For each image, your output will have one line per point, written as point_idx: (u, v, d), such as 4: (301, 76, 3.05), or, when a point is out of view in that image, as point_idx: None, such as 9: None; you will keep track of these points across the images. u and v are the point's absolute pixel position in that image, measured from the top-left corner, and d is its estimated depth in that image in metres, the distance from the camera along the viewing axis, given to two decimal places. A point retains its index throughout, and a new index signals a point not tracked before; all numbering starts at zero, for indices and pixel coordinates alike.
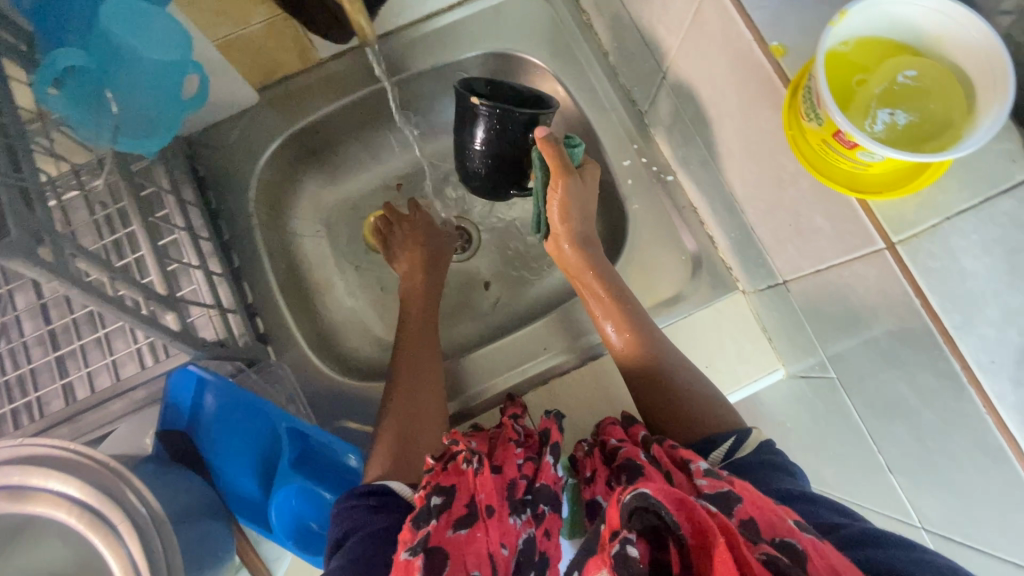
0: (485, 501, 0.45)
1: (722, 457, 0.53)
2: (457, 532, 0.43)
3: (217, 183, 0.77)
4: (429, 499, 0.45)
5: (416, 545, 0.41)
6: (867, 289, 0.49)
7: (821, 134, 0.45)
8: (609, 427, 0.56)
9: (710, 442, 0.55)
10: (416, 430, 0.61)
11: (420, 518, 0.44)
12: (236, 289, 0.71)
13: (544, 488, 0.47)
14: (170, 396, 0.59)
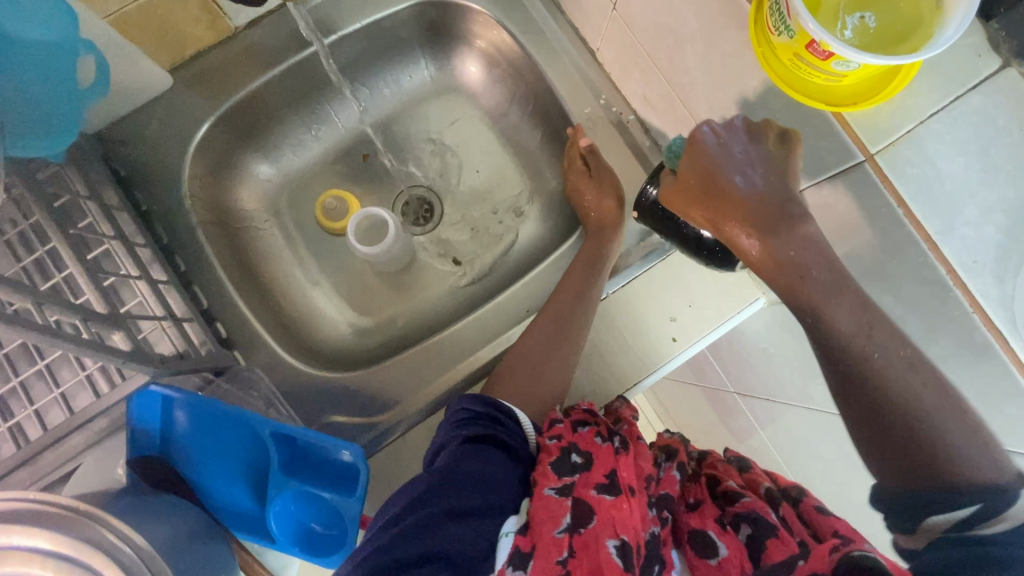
0: (626, 479, 0.46)
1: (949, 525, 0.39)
2: (601, 494, 0.44)
3: (143, 182, 0.69)
4: (571, 455, 0.48)
5: (563, 487, 0.44)
6: (846, 206, 0.49)
7: (792, 48, 0.43)
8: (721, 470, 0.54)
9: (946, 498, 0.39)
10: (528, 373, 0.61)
11: (564, 469, 0.47)
12: (188, 296, 0.65)
13: (665, 498, 0.47)
14: (136, 419, 0.55)
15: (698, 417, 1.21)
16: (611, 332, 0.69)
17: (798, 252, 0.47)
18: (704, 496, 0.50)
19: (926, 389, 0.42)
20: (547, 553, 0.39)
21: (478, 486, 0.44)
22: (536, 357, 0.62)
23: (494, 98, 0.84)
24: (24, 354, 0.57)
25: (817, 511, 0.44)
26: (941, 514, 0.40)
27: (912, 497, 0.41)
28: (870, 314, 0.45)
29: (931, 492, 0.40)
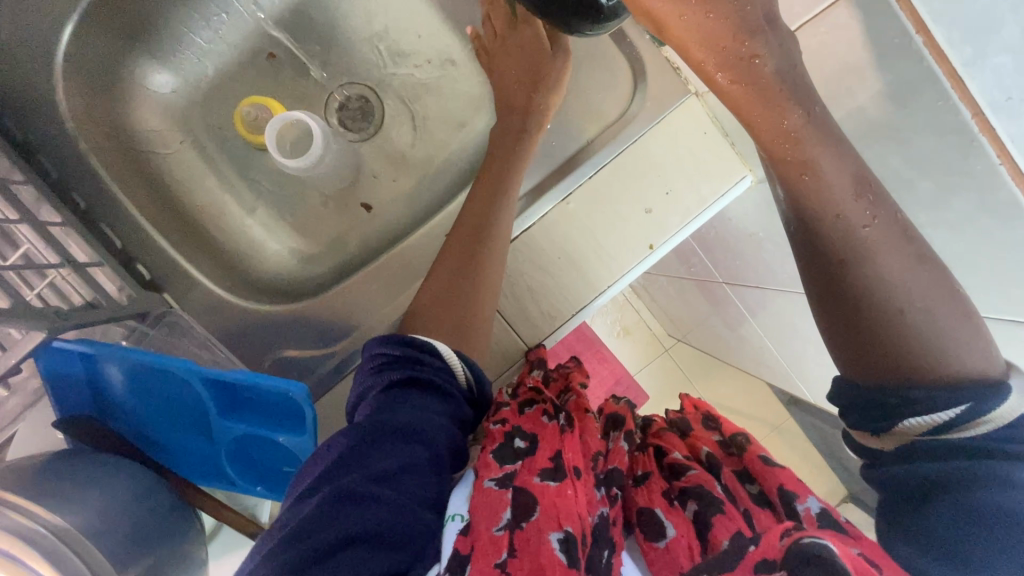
0: (571, 461, 0.41)
1: (926, 431, 0.35)
2: (545, 480, 0.38)
3: (9, 105, 0.57)
4: (514, 441, 0.43)
5: (504, 479, 0.38)
6: None
7: None
8: (662, 434, 0.51)
9: (914, 399, 0.35)
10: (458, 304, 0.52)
11: (505, 456, 0.41)
12: (94, 238, 0.57)
13: (615, 471, 0.43)
14: (48, 375, 0.49)
15: (689, 309, 1.18)
16: (579, 232, 0.61)
17: (782, 76, 0.39)
18: (650, 468, 0.45)
19: (911, 278, 0.37)
20: (485, 556, 0.34)
21: (404, 436, 0.39)
22: (464, 283, 0.53)
23: None
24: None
25: (761, 462, 0.43)
26: (915, 418, 0.35)
27: (867, 396, 0.37)
28: (865, 181, 0.38)
29: (893, 392, 0.36)
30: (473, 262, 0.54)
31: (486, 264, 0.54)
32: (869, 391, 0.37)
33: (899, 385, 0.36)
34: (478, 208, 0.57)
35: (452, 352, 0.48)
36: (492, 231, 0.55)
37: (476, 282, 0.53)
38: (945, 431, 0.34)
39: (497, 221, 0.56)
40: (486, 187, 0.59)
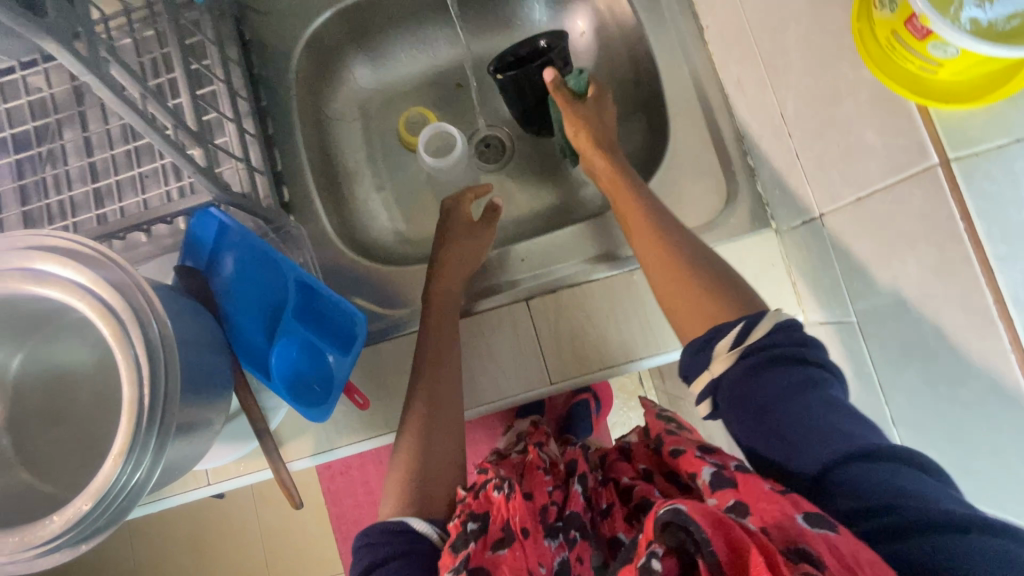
0: (519, 523, 0.51)
1: (731, 346, 0.50)
2: (496, 552, 0.49)
3: (261, 49, 0.77)
4: (465, 524, 0.50)
5: (459, 565, 0.47)
6: (907, 216, 0.45)
7: (890, 23, 0.41)
8: (616, 464, 0.62)
9: (718, 333, 0.52)
10: (426, 467, 0.59)
11: (458, 543, 0.49)
12: (267, 155, 0.72)
13: (573, 516, 0.54)
14: (194, 235, 0.62)
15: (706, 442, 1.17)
16: (631, 303, 0.68)
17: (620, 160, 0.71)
18: (613, 499, 0.58)
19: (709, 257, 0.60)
20: None
21: None
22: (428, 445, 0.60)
23: (590, 61, 0.85)
24: (148, 153, 0.70)
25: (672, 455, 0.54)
26: (723, 342, 0.51)
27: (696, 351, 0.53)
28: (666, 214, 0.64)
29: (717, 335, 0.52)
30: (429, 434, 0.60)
31: (436, 435, 0.61)
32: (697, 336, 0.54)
33: (712, 328, 0.53)
34: (421, 396, 0.61)
35: (423, 521, 0.54)
36: (439, 402, 0.62)
37: (433, 456, 0.60)
38: (749, 346, 0.49)
39: (438, 395, 0.62)
40: (429, 369, 0.63)
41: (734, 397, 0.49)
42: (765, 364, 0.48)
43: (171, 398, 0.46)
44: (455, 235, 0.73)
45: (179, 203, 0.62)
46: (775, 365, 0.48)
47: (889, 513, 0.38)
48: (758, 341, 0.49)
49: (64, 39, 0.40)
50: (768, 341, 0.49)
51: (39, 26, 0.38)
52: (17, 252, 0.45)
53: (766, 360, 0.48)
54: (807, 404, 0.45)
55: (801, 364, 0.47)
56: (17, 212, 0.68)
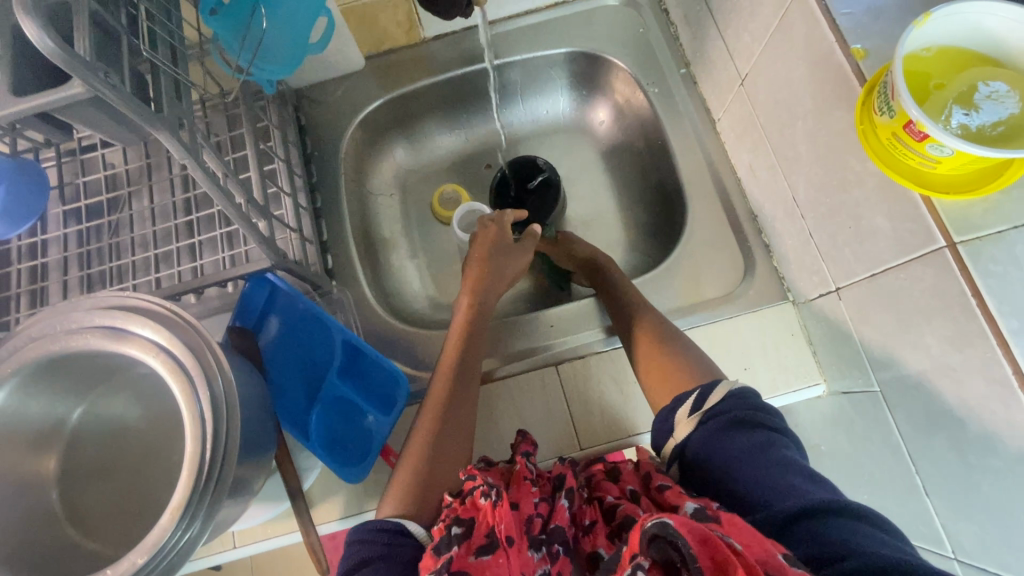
0: (504, 531, 0.47)
1: (690, 412, 0.55)
2: (479, 558, 0.46)
3: (314, 133, 0.85)
4: (450, 528, 0.48)
5: (441, 567, 0.45)
6: (921, 292, 0.49)
7: (891, 127, 0.46)
8: (602, 482, 0.59)
9: (678, 401, 0.57)
10: (433, 468, 0.56)
11: (442, 545, 0.47)
12: (315, 226, 0.78)
13: (557, 529, 0.50)
14: (245, 299, 0.65)
15: None
16: None
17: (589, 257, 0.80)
18: (597, 516, 0.54)
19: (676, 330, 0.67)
20: None
21: None
22: (437, 446, 0.58)
23: (610, 146, 0.93)
24: (207, 223, 0.76)
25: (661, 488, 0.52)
26: (685, 408, 0.56)
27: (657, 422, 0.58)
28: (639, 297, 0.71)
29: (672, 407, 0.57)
30: (445, 440, 0.58)
31: (452, 444, 0.58)
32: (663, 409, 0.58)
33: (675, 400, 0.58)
34: (443, 399, 0.61)
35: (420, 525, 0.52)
36: (460, 409, 0.61)
37: (443, 461, 0.57)
38: (707, 411, 0.54)
39: (460, 402, 0.61)
40: (455, 376, 0.63)
41: (705, 458, 0.52)
42: (722, 428, 0.52)
43: (228, 454, 0.48)
44: (484, 244, 0.76)
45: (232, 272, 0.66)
46: (737, 426, 0.52)
47: (846, 560, 0.39)
48: (715, 406, 0.54)
49: (172, 129, 0.46)
50: (726, 406, 0.54)
51: (157, 119, 0.44)
52: (101, 312, 0.49)
53: (721, 425, 0.52)
54: (762, 462, 0.48)
55: (753, 428, 0.52)
56: (82, 275, 0.73)
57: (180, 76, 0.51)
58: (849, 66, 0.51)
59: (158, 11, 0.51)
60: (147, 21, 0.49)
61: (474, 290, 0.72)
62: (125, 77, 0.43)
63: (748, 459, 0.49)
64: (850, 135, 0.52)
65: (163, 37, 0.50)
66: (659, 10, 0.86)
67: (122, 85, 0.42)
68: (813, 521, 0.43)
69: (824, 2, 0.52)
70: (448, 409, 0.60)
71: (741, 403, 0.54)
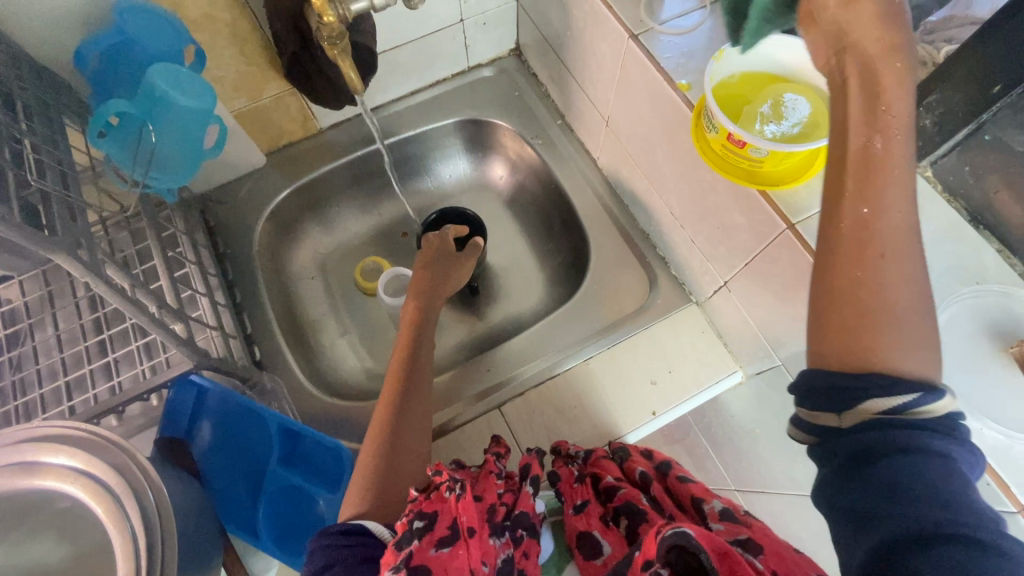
0: (466, 522, 0.49)
1: (886, 409, 0.32)
2: (439, 550, 0.47)
3: (224, 231, 0.86)
4: (412, 522, 0.48)
5: (400, 563, 0.45)
6: (783, 270, 0.57)
7: (720, 141, 0.55)
8: (602, 461, 0.63)
9: (881, 387, 0.32)
10: (395, 463, 0.57)
11: (403, 539, 0.47)
12: (237, 320, 0.78)
13: (522, 514, 0.53)
14: (169, 407, 0.62)
15: None
16: (595, 389, 0.74)
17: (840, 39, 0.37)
18: (588, 496, 0.59)
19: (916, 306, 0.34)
20: None
21: None
22: (395, 437, 0.58)
23: (513, 196, 1.01)
24: (121, 338, 0.74)
25: (679, 481, 0.58)
26: (883, 398, 0.32)
27: (830, 380, 0.34)
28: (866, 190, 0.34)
29: (855, 379, 0.33)
30: (404, 429, 0.59)
31: (411, 433, 0.60)
32: (829, 374, 0.34)
33: (876, 374, 0.33)
34: (394, 393, 0.63)
35: (381, 524, 0.51)
36: (413, 396, 0.63)
37: (404, 452, 0.58)
38: (899, 414, 0.32)
39: (413, 393, 0.63)
40: (408, 370, 0.66)
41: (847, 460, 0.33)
42: (895, 436, 0.32)
43: (165, 565, 0.46)
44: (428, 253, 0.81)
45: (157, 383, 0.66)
46: (918, 434, 0.32)
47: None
48: (915, 419, 0.32)
49: (70, 250, 0.47)
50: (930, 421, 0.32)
51: (51, 242, 0.45)
52: (7, 449, 0.47)
53: (898, 434, 0.32)
54: (907, 494, 0.31)
55: (935, 457, 0.32)
56: None
57: (75, 199, 0.52)
58: (679, 97, 0.60)
59: (45, 142, 0.53)
60: (33, 153, 0.51)
61: (420, 295, 0.76)
62: (14, 207, 0.44)
63: (894, 459, 0.32)
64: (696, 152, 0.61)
65: (52, 165, 0.52)
66: (529, 74, 0.98)
67: (11, 215, 0.43)
68: (938, 552, 0.30)
69: (648, 51, 0.63)
70: (406, 404, 0.62)
71: (943, 428, 0.32)
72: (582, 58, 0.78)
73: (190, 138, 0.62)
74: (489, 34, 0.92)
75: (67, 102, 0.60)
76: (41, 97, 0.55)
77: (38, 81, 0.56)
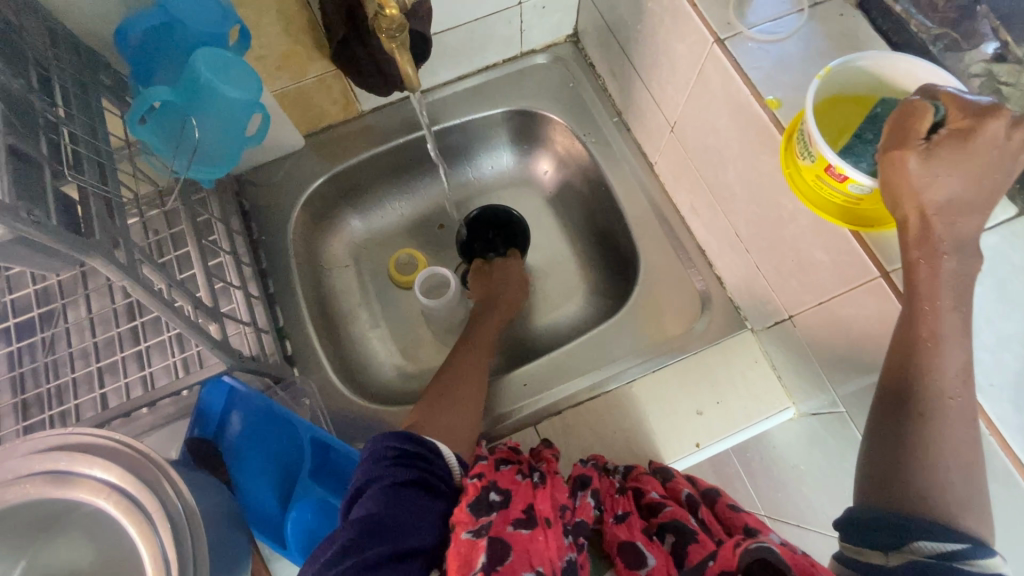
0: (542, 512, 0.50)
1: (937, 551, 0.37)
2: (516, 530, 0.48)
3: (259, 216, 0.83)
4: (489, 495, 0.50)
5: (479, 528, 0.46)
6: (867, 318, 0.52)
7: (814, 170, 0.48)
8: (644, 476, 0.62)
9: (927, 530, 0.38)
10: (456, 410, 0.64)
11: (481, 509, 0.48)
12: (270, 313, 0.76)
13: (583, 522, 0.53)
14: (201, 407, 0.61)
15: None
16: (637, 415, 0.71)
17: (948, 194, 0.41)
18: (630, 508, 0.58)
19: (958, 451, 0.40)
20: None
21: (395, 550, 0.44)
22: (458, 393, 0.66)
23: (558, 194, 0.96)
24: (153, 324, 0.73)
25: (730, 508, 0.56)
26: (927, 540, 0.38)
27: (877, 516, 0.41)
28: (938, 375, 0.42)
29: (902, 516, 0.39)
30: (456, 397, 0.65)
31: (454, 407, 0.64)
32: (878, 513, 0.41)
33: (912, 514, 0.39)
34: (461, 363, 0.72)
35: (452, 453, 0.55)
36: (476, 368, 0.72)
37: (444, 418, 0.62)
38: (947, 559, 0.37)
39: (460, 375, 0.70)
40: (459, 360, 0.73)
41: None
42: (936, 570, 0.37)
43: None
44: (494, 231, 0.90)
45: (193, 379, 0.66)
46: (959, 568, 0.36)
47: None
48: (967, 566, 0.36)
49: (107, 254, 0.44)
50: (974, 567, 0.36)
51: (89, 246, 0.42)
52: (40, 456, 0.45)
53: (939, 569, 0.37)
54: None
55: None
56: (14, 402, 0.66)
57: (111, 194, 0.49)
58: (767, 115, 0.54)
59: (83, 130, 0.49)
60: (71, 143, 0.47)
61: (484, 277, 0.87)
62: (51, 209, 0.41)
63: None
64: (780, 178, 0.55)
65: (90, 157, 0.48)
66: (585, 64, 0.91)
67: (48, 219, 0.40)
68: None
69: (734, 58, 0.56)
70: (471, 373, 0.70)
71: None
72: (651, 56, 0.71)
73: (234, 127, 0.59)
74: (547, 18, 0.85)
75: (104, 80, 0.56)
76: (79, 78, 0.52)
77: (74, 58, 0.52)
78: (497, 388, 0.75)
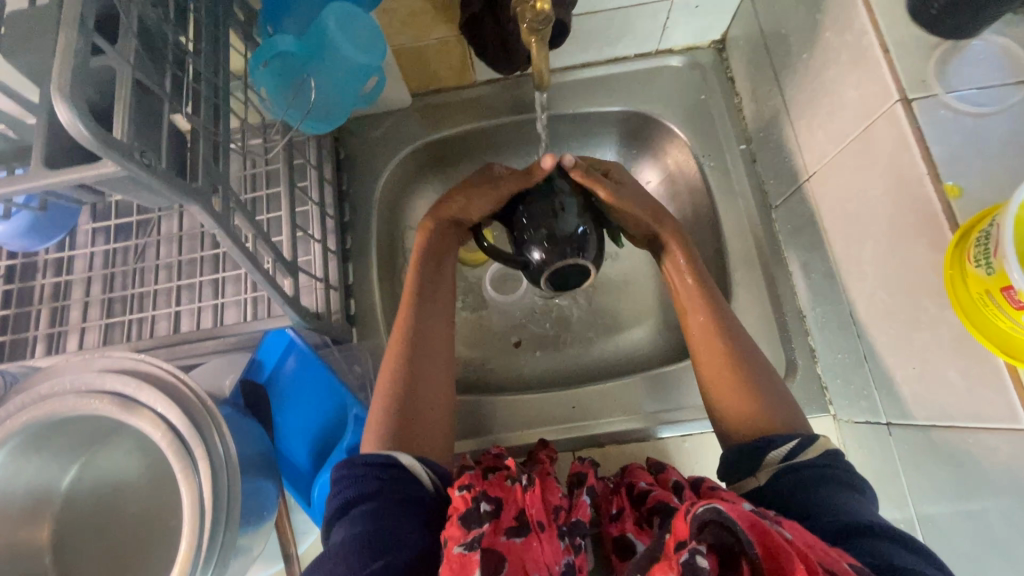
0: (536, 515, 0.45)
1: (782, 459, 0.48)
2: (510, 538, 0.43)
3: (352, 168, 0.82)
4: (479, 502, 0.44)
5: (472, 542, 0.42)
6: (992, 463, 0.44)
7: (985, 284, 0.41)
8: (636, 469, 0.57)
9: (770, 443, 0.48)
10: (416, 397, 0.57)
11: (471, 517, 0.43)
12: (342, 268, 0.76)
13: (580, 522, 0.48)
14: (259, 352, 0.63)
15: None
16: None
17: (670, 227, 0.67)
18: (625, 504, 0.53)
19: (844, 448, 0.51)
20: None
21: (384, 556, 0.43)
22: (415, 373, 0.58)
23: None
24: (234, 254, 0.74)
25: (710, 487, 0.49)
26: (776, 450, 0.48)
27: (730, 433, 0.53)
28: None
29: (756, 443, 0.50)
30: (417, 377, 0.58)
31: (427, 387, 0.58)
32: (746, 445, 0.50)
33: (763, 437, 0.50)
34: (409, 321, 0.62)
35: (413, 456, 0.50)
36: (427, 328, 0.62)
37: (417, 400, 0.56)
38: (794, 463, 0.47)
39: (428, 339, 0.61)
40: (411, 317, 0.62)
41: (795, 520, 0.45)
42: (806, 481, 0.46)
43: (226, 525, 0.47)
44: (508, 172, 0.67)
45: (262, 321, 0.68)
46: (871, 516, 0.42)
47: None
48: (811, 460, 0.47)
49: (204, 200, 0.43)
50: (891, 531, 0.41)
51: (189, 192, 0.42)
52: (112, 376, 0.47)
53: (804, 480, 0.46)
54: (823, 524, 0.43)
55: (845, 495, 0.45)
56: (102, 297, 0.71)
57: (220, 137, 0.48)
58: (941, 205, 0.45)
59: (206, 65, 0.48)
60: (192, 80, 0.47)
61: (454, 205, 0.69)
62: (162, 149, 0.41)
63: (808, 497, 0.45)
64: (933, 276, 0.47)
65: (207, 96, 0.48)
66: (725, 77, 0.82)
67: (158, 161, 0.39)
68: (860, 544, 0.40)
69: (917, 124, 0.47)
70: (422, 335, 0.61)
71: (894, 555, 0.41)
72: (808, 91, 0.62)
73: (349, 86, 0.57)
74: (698, 19, 0.77)
75: (235, 13, 0.55)
76: (212, 10, 0.51)
77: None
78: (548, 402, 0.73)
